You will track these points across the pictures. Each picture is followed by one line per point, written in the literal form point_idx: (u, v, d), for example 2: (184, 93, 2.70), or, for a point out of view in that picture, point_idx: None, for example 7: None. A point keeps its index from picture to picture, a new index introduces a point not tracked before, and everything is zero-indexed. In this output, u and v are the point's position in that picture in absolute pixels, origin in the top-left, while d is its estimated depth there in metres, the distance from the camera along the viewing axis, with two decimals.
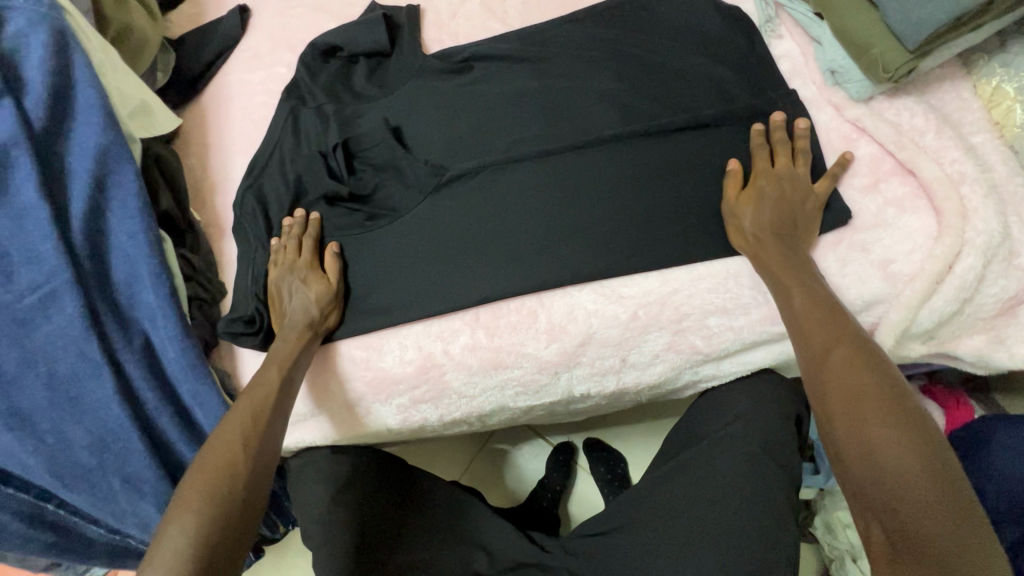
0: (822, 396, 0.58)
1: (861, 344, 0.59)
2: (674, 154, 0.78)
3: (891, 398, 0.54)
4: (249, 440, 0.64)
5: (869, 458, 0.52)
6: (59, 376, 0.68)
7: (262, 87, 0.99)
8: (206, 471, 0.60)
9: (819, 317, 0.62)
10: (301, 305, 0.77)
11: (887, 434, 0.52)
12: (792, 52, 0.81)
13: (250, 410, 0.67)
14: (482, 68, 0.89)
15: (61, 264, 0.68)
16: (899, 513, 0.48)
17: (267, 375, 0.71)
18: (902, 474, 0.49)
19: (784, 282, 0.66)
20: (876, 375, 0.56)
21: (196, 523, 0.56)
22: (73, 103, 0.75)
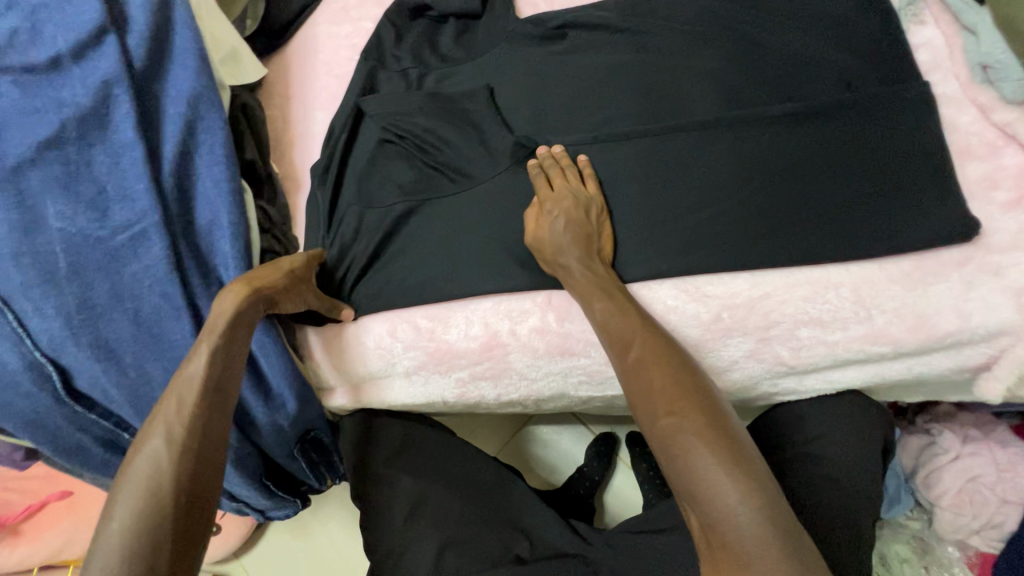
0: (626, 391, 0.63)
1: (661, 344, 0.64)
2: (782, 145, 0.71)
3: (681, 392, 0.59)
4: (173, 430, 0.54)
5: (667, 448, 0.56)
6: (143, 313, 0.70)
7: (348, 42, 0.97)
8: (132, 470, 0.53)
9: (615, 316, 0.66)
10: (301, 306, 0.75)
11: (675, 421, 0.57)
12: (934, 40, 0.72)
13: (181, 392, 0.57)
14: (576, 37, 0.84)
15: (152, 205, 0.69)
16: (710, 505, 0.52)
17: (202, 350, 0.59)
18: (701, 467, 0.53)
19: (587, 298, 0.68)
20: (683, 377, 0.60)
21: (126, 526, 0.49)
22: (172, 45, 0.75)
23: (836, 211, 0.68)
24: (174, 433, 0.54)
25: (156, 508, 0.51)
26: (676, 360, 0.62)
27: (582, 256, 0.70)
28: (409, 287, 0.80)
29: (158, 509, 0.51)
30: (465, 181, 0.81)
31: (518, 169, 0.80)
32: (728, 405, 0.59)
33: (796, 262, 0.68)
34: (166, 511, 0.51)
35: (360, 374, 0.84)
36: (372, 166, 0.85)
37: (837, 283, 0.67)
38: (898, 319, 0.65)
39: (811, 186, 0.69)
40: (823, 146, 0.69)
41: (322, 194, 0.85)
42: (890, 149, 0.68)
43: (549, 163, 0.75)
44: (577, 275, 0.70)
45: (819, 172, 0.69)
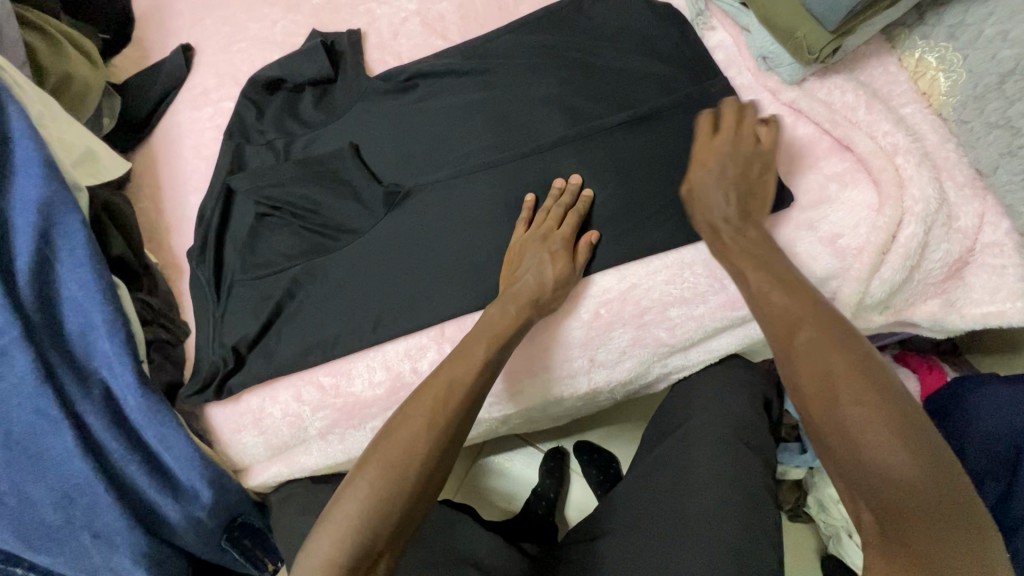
0: (790, 377, 0.52)
1: (839, 320, 0.53)
2: (620, 152, 0.78)
3: (863, 377, 0.48)
4: (431, 426, 0.58)
5: (838, 437, 0.48)
6: (17, 434, 0.67)
7: (211, 123, 0.99)
8: (386, 447, 0.57)
9: (774, 289, 0.57)
10: (534, 274, 0.71)
11: (863, 412, 0.47)
12: (725, 41, 0.83)
13: (442, 390, 0.61)
14: (426, 85, 0.89)
15: (10, 321, 0.67)
16: (897, 499, 0.44)
17: (469, 359, 0.64)
18: (891, 465, 0.45)
19: (738, 268, 0.62)
20: (868, 358, 0.50)
21: (368, 495, 0.54)
22: (13, 158, 0.74)
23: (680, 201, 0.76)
24: (440, 424, 0.58)
25: (377, 521, 0.53)
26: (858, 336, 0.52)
27: (734, 210, 0.67)
28: (309, 348, 0.80)
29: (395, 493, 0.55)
30: (346, 236, 0.83)
31: (392, 215, 0.83)
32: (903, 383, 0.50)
33: (652, 251, 0.75)
34: (406, 491, 0.55)
35: (274, 446, 0.82)
36: (251, 238, 0.85)
37: (690, 262, 0.74)
38: None
39: (655, 182, 0.76)
40: (657, 146, 0.78)
41: (205, 273, 0.85)
42: None
43: (730, 119, 0.71)
44: (725, 232, 0.66)
45: (661, 169, 0.77)
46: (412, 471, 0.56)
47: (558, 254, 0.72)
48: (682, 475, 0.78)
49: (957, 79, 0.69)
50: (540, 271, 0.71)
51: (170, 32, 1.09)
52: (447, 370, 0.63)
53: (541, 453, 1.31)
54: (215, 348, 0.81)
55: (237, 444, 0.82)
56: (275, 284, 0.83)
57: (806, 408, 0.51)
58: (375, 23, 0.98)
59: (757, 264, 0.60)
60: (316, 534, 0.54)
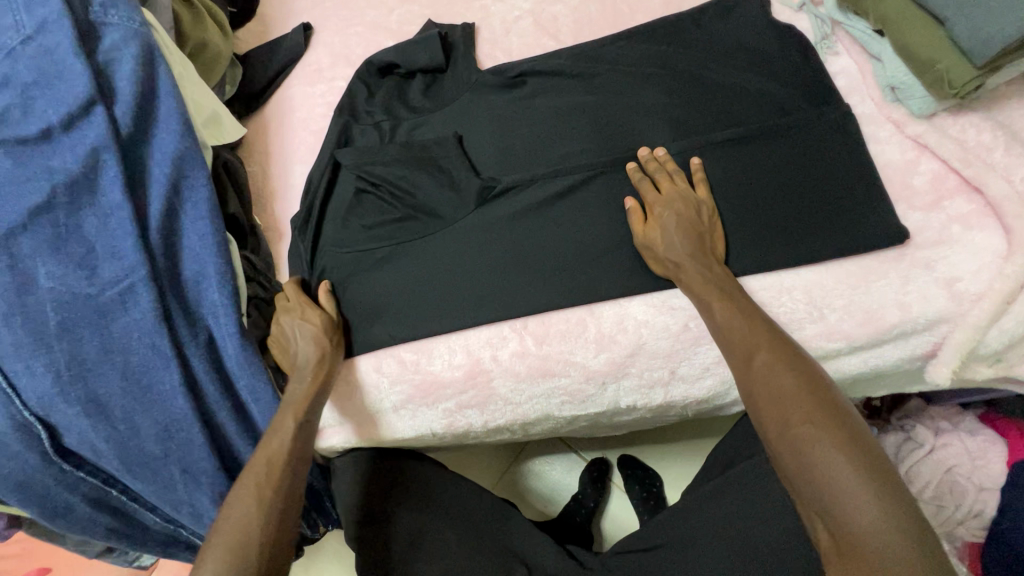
0: (751, 397, 0.64)
1: (793, 354, 0.65)
2: (724, 168, 0.77)
3: (821, 405, 0.60)
4: (263, 497, 0.69)
5: (792, 449, 0.59)
6: (131, 366, 0.72)
7: (323, 100, 1.04)
8: (223, 532, 0.66)
9: (736, 320, 0.68)
10: (305, 342, 0.78)
11: (810, 430, 0.59)
12: (849, 68, 0.81)
13: (262, 466, 0.71)
14: (533, 83, 0.91)
15: (140, 261, 0.72)
16: (836, 505, 0.55)
17: (281, 431, 0.72)
18: (839, 476, 0.55)
19: (706, 299, 0.70)
20: (815, 388, 0.62)
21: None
22: (156, 112, 0.79)
23: (787, 225, 0.74)
24: (264, 499, 0.69)
25: None
26: (814, 371, 0.64)
27: (693, 243, 0.73)
28: (392, 326, 0.83)
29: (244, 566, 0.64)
30: (438, 222, 0.85)
31: (485, 206, 0.84)
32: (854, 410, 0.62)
33: (750, 272, 0.73)
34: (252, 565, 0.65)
35: (349, 413, 0.85)
36: (350, 213, 0.89)
37: (790, 286, 0.72)
38: (848, 316, 0.70)
39: (761, 203, 0.75)
40: (764, 167, 0.76)
41: (303, 241, 0.89)
42: (824, 164, 0.75)
43: (654, 166, 0.78)
44: (690, 272, 0.72)
45: (768, 190, 0.75)
46: (256, 544, 0.66)
47: (307, 311, 0.80)
48: (753, 500, 0.79)
49: None
50: (303, 336, 0.79)
51: (292, 11, 1.15)
52: (262, 455, 0.72)
53: (584, 461, 1.30)
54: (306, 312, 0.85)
55: None
56: (367, 260, 0.86)
57: (765, 427, 0.63)
58: (489, 19, 1.01)
59: (725, 299, 0.69)
60: None
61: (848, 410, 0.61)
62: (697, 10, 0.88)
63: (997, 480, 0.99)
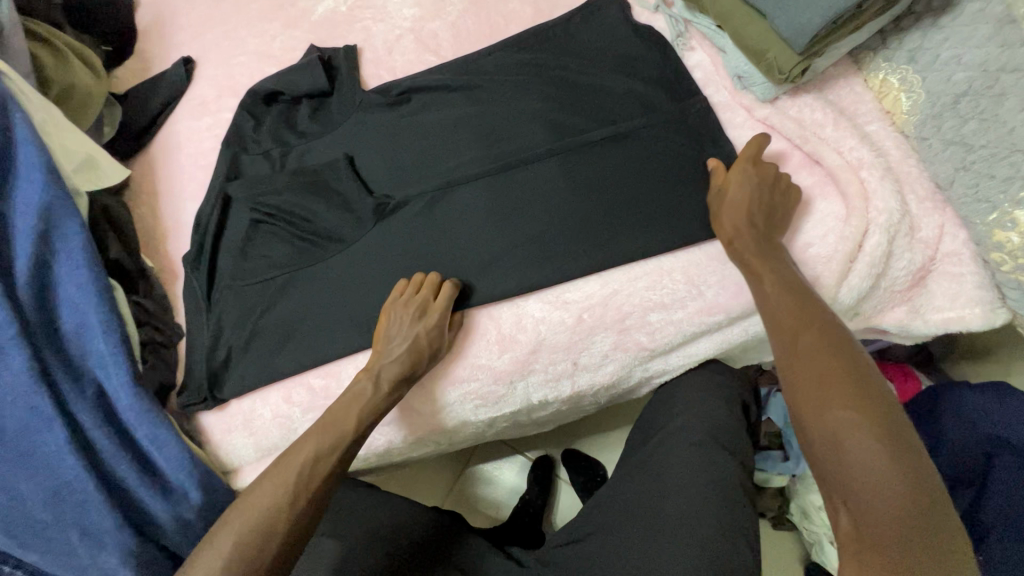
0: (788, 373, 0.59)
1: (839, 331, 0.60)
2: (601, 164, 0.81)
3: (859, 387, 0.55)
4: (297, 486, 0.65)
5: (822, 436, 0.54)
6: (11, 431, 0.68)
7: (210, 133, 1.02)
8: (257, 496, 0.64)
9: (784, 302, 0.63)
10: (404, 352, 0.74)
11: (848, 416, 0.53)
12: (703, 61, 0.87)
13: (308, 460, 0.67)
14: (419, 99, 0.93)
15: (7, 319, 0.68)
16: (866, 497, 0.51)
17: (337, 433, 0.70)
18: (874, 466, 0.51)
19: (756, 271, 0.67)
20: (855, 368, 0.56)
21: (229, 553, 0.60)
22: (16, 164, 0.76)
23: (665, 213, 0.78)
24: (293, 500, 0.65)
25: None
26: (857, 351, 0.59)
27: (761, 213, 0.70)
28: (299, 354, 0.82)
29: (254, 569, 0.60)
30: (337, 245, 0.85)
31: (382, 225, 0.85)
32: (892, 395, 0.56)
33: (633, 260, 0.77)
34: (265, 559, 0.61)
35: (264, 448, 0.83)
36: (246, 245, 0.87)
37: (669, 268, 0.77)
38: (723, 289, 0.76)
39: (639, 193, 0.79)
40: (636, 160, 0.80)
41: (199, 280, 0.87)
42: (688, 152, 0.80)
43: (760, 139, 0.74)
44: (745, 241, 0.69)
45: (644, 181, 0.80)
46: (277, 534, 0.62)
47: (432, 333, 0.75)
48: (663, 484, 0.79)
49: (917, 98, 0.73)
50: (409, 345, 0.74)
51: (171, 45, 1.13)
52: (310, 447, 0.68)
53: (529, 461, 1.32)
54: (206, 354, 0.83)
55: (227, 445, 0.83)
56: (265, 291, 0.85)
57: (797, 407, 0.58)
58: (371, 40, 1.02)
59: (773, 272, 0.66)
60: (195, 561, 0.61)
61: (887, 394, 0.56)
62: (566, 18, 0.92)
63: None
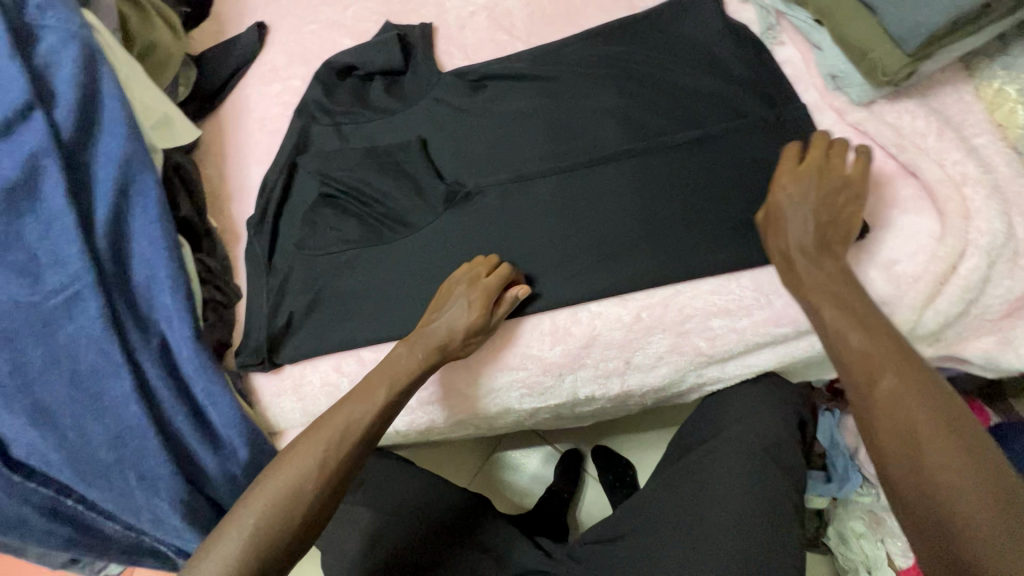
0: (865, 421, 0.53)
1: (918, 370, 0.52)
2: (680, 171, 0.79)
3: (947, 426, 0.49)
4: (323, 456, 0.64)
5: (917, 478, 0.48)
6: (81, 373, 0.71)
7: (279, 100, 1.03)
8: (286, 463, 0.63)
9: (854, 333, 0.56)
10: (450, 323, 0.73)
11: (942, 458, 0.47)
12: (794, 57, 0.83)
13: (338, 428, 0.66)
14: (495, 85, 0.91)
15: (85, 267, 0.71)
16: (979, 557, 0.43)
17: (369, 402, 0.68)
18: (979, 513, 0.44)
19: (815, 303, 0.61)
20: (945, 404, 0.50)
21: (254, 521, 0.60)
22: (100, 116, 0.78)
23: (741, 224, 0.76)
24: (325, 468, 0.64)
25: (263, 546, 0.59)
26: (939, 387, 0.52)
27: (819, 236, 0.66)
28: (357, 331, 0.83)
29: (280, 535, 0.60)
30: (405, 229, 0.85)
31: (449, 214, 0.85)
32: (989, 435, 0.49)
33: (705, 267, 0.74)
34: (288, 529, 0.60)
35: (310, 414, 0.85)
36: (311, 216, 0.89)
37: (737, 274, 0.74)
38: (794, 301, 0.72)
39: (717, 204, 0.77)
40: (716, 169, 0.79)
41: (262, 245, 0.89)
42: (775, 163, 0.77)
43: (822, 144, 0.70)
44: (802, 269, 0.64)
45: (723, 192, 0.78)
46: (301, 502, 0.62)
47: (477, 305, 0.73)
48: (703, 489, 0.78)
49: None
50: (452, 322, 0.73)
51: (247, 10, 1.14)
52: (336, 418, 0.67)
53: (558, 453, 1.31)
54: (264, 320, 0.85)
55: (276, 408, 0.85)
56: (327, 266, 0.86)
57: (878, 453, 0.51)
58: (444, 15, 1.01)
59: (837, 303, 0.60)
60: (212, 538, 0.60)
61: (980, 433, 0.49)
62: (658, 10, 0.89)
63: None
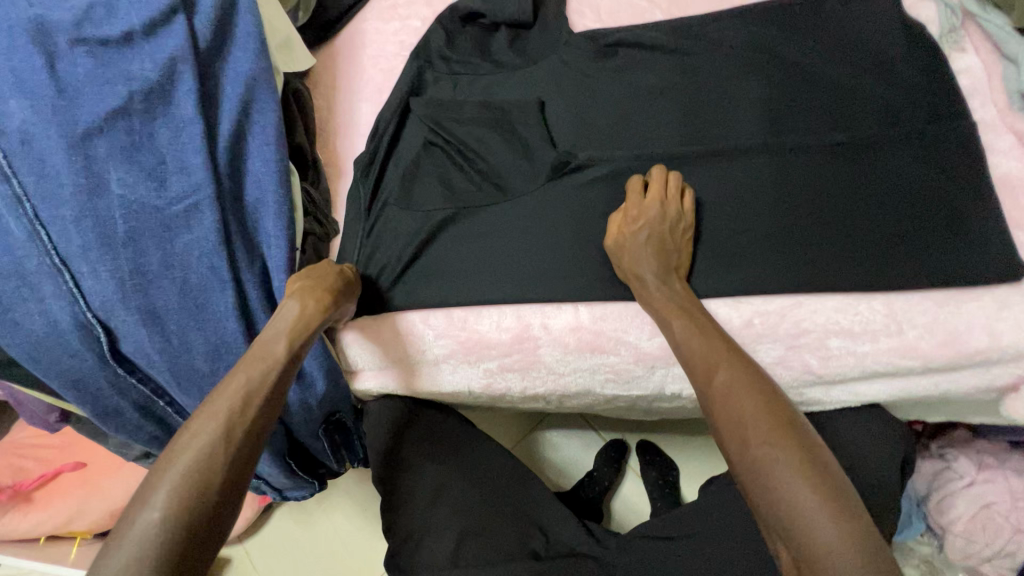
0: (707, 409, 0.62)
1: (750, 373, 0.62)
2: (820, 176, 0.73)
3: (771, 422, 0.57)
4: (244, 396, 0.57)
5: (754, 472, 0.55)
6: (188, 284, 0.72)
7: (395, 38, 1.00)
8: (207, 412, 0.55)
9: (695, 339, 0.66)
10: (653, 263, 0.70)
11: (770, 452, 0.55)
12: (974, 67, 0.75)
13: (251, 373, 0.60)
14: (626, 54, 0.86)
15: (206, 179, 0.71)
16: (799, 534, 0.50)
17: (276, 339, 0.63)
18: (806, 506, 0.51)
19: (665, 315, 0.68)
20: (769, 403, 0.59)
21: (186, 468, 0.51)
22: (234, 30, 0.78)
23: (880, 245, 0.69)
24: (241, 407, 0.56)
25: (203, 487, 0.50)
26: (774, 391, 0.62)
27: (653, 245, 0.70)
28: (450, 290, 0.81)
29: (208, 488, 0.51)
30: (508, 192, 0.82)
31: (557, 184, 0.81)
32: (827, 451, 0.57)
33: (833, 287, 0.69)
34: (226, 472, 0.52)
35: (390, 361, 0.84)
36: (414, 165, 0.86)
37: (868, 296, 0.69)
38: (929, 334, 0.66)
39: (854, 215, 0.71)
40: (861, 179, 0.72)
41: (364, 185, 0.87)
42: (929, 183, 0.70)
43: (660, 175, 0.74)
44: (653, 293, 0.70)
45: (864, 203, 0.71)
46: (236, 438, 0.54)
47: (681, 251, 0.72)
48: None
49: None
50: (647, 261, 0.70)
51: None
52: (243, 376, 0.59)
53: (601, 440, 1.29)
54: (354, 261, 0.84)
55: (355, 348, 0.83)
56: (422, 219, 0.83)
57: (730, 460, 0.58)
58: None
59: (689, 317, 0.67)
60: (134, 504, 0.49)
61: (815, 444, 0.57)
62: None
63: None
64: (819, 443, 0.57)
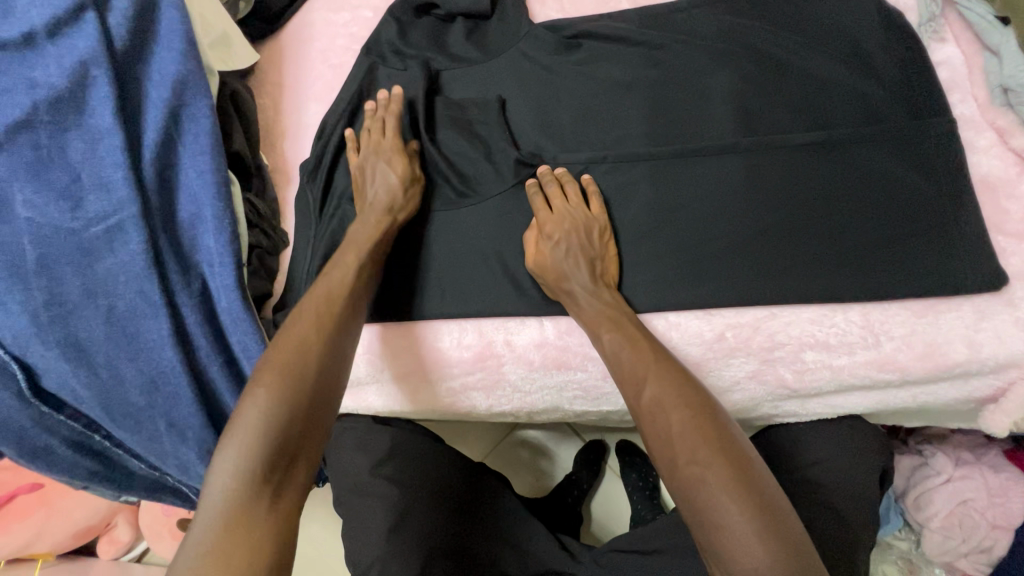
0: (638, 425, 0.59)
1: (679, 382, 0.58)
2: (796, 178, 0.69)
3: (701, 437, 0.54)
4: (321, 319, 0.62)
5: (685, 495, 0.52)
6: (116, 312, 0.66)
7: (345, 31, 0.93)
8: (285, 340, 0.59)
9: (624, 350, 0.62)
10: (580, 269, 0.67)
11: (696, 471, 0.52)
12: (954, 59, 0.71)
13: (321, 301, 0.63)
14: (590, 47, 0.80)
15: (130, 196, 0.65)
16: (729, 559, 0.48)
17: (344, 266, 0.67)
18: (735, 530, 0.48)
19: (595, 329, 0.65)
20: (699, 415, 0.55)
21: (269, 396, 0.54)
22: (158, 28, 0.71)
23: (861, 253, 0.66)
24: (320, 329, 0.61)
25: (295, 395, 0.55)
26: (705, 397, 0.58)
27: (575, 253, 0.67)
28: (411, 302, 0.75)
29: (304, 391, 0.56)
30: (469, 197, 0.76)
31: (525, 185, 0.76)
32: (758, 455, 0.54)
33: (809, 298, 0.66)
34: (308, 388, 0.57)
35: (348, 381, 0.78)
36: None
37: (844, 306, 0.65)
38: (907, 346, 0.64)
39: (831, 220, 0.67)
40: (837, 180, 0.68)
41: (313, 194, 0.81)
42: (910, 186, 0.66)
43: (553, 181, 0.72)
44: (584, 303, 0.66)
45: (841, 207, 0.67)
46: (312, 356, 0.59)
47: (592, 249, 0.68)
48: None
49: None
50: (574, 266, 0.67)
51: None
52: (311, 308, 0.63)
53: (580, 442, 1.26)
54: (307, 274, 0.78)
55: None
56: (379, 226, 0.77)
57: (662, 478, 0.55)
58: None
59: (617, 325, 0.64)
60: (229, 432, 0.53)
61: (746, 453, 0.54)
62: None
63: (1012, 521, 0.91)
64: (752, 449, 0.55)
